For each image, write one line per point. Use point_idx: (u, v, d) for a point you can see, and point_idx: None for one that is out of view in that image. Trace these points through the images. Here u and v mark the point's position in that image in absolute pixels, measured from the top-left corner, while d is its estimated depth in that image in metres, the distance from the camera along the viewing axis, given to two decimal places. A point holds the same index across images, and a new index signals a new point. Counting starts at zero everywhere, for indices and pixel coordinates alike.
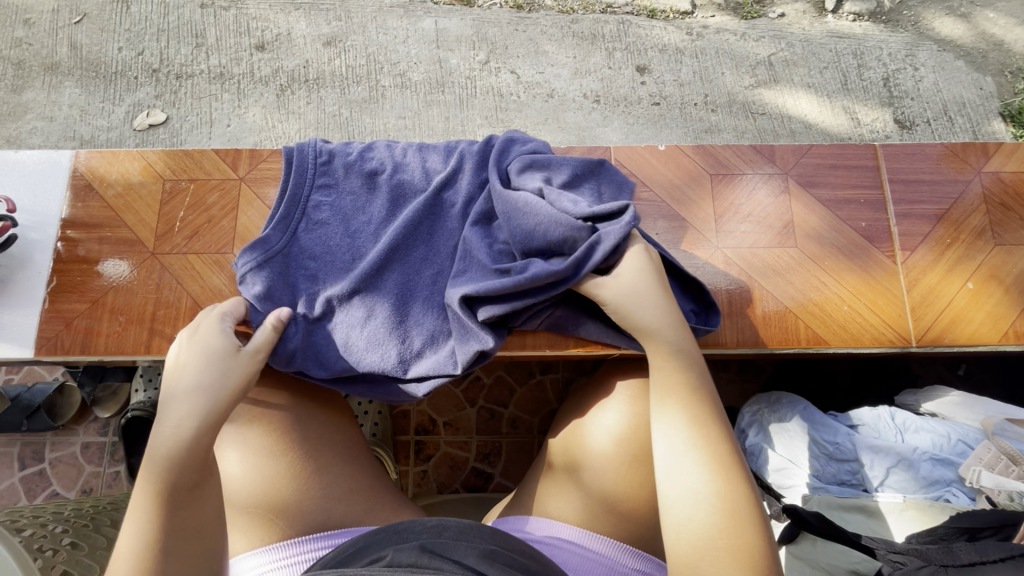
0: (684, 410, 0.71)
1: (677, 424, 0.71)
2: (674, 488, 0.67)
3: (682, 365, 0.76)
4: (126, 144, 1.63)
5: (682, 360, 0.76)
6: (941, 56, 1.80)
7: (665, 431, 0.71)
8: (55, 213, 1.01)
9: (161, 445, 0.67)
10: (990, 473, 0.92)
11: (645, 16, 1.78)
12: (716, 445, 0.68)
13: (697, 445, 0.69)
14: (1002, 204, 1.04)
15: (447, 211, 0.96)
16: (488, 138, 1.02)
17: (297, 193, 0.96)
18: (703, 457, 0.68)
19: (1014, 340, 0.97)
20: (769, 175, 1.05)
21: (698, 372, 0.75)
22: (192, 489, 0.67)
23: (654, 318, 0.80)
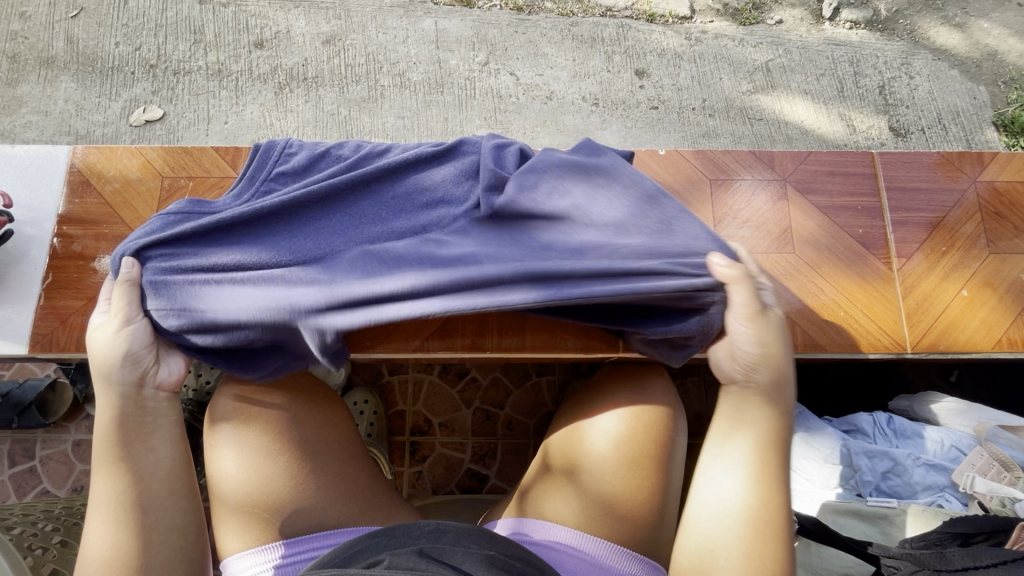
0: (751, 463, 0.75)
1: (740, 470, 0.74)
2: (705, 515, 0.73)
3: (768, 424, 0.77)
4: (122, 139, 1.62)
5: (770, 419, 0.77)
6: (936, 65, 1.82)
7: (727, 467, 0.75)
8: (52, 209, 1.00)
9: (99, 431, 0.77)
10: (984, 479, 0.93)
11: (645, 20, 1.79)
12: (765, 507, 0.72)
13: (748, 497, 0.73)
14: (996, 213, 1.05)
15: (390, 193, 0.92)
16: (461, 141, 0.97)
17: (255, 174, 0.96)
18: (744, 509, 0.72)
19: (1008, 347, 0.98)
20: (768, 181, 1.06)
21: (777, 440, 0.76)
22: (139, 470, 0.76)
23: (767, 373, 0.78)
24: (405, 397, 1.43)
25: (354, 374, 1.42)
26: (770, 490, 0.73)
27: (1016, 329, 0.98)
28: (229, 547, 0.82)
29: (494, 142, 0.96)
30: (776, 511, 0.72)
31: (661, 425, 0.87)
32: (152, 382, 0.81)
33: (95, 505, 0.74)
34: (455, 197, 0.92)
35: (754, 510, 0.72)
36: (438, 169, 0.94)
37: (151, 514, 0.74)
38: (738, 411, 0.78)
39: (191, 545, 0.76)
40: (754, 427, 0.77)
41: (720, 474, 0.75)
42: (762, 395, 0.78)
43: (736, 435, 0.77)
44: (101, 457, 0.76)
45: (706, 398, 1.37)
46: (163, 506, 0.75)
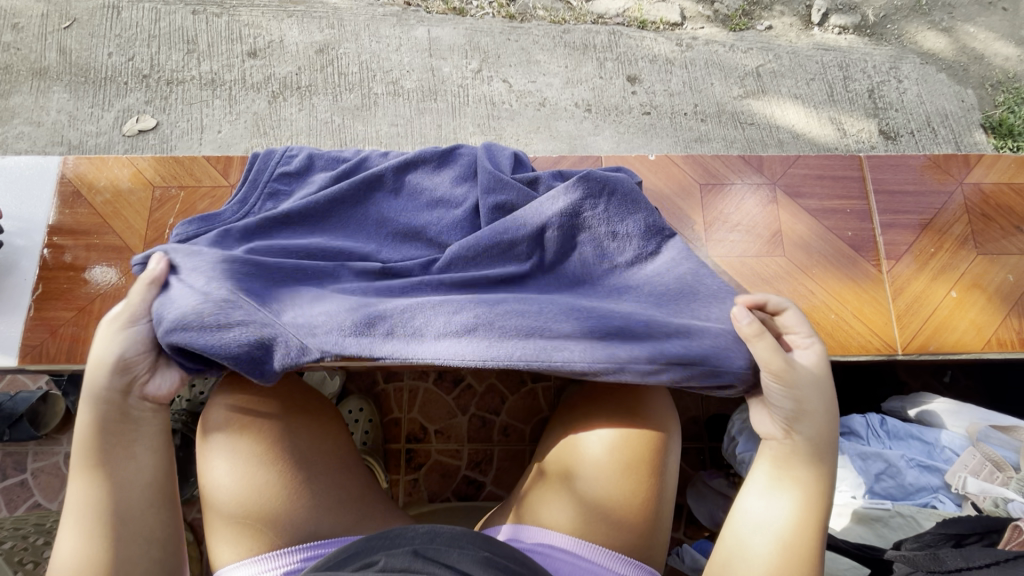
0: (793, 500, 0.74)
1: (781, 507, 0.74)
2: (741, 534, 0.74)
3: (817, 467, 0.75)
4: (115, 149, 1.62)
5: (815, 460, 0.75)
6: (924, 69, 1.84)
7: (767, 499, 0.75)
8: (43, 219, 1.00)
9: (78, 435, 0.74)
10: (976, 479, 0.93)
11: (636, 27, 1.81)
12: (798, 545, 0.72)
13: (785, 533, 0.72)
14: (983, 215, 1.06)
15: (394, 199, 0.98)
16: (458, 146, 1.02)
17: (256, 178, 0.98)
18: (777, 545, 0.72)
19: (997, 347, 0.99)
20: (758, 185, 1.06)
21: (824, 483, 0.75)
22: (121, 485, 0.73)
23: (820, 414, 0.75)
24: (400, 404, 1.42)
25: (349, 382, 1.42)
26: (809, 531, 0.73)
27: (1004, 329, 0.99)
28: (221, 558, 0.81)
29: (489, 147, 1.01)
30: (808, 550, 0.72)
31: (655, 429, 0.87)
32: (140, 393, 0.77)
33: (70, 513, 0.71)
34: (454, 200, 0.98)
35: (789, 546, 0.72)
36: (437, 174, 1.00)
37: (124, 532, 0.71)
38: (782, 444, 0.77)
39: (166, 558, 0.73)
40: (798, 466, 0.75)
41: (757, 502, 0.75)
42: (807, 437, 0.75)
43: (779, 469, 0.76)
44: (83, 461, 0.73)
45: (701, 402, 1.37)
46: (140, 519, 0.73)
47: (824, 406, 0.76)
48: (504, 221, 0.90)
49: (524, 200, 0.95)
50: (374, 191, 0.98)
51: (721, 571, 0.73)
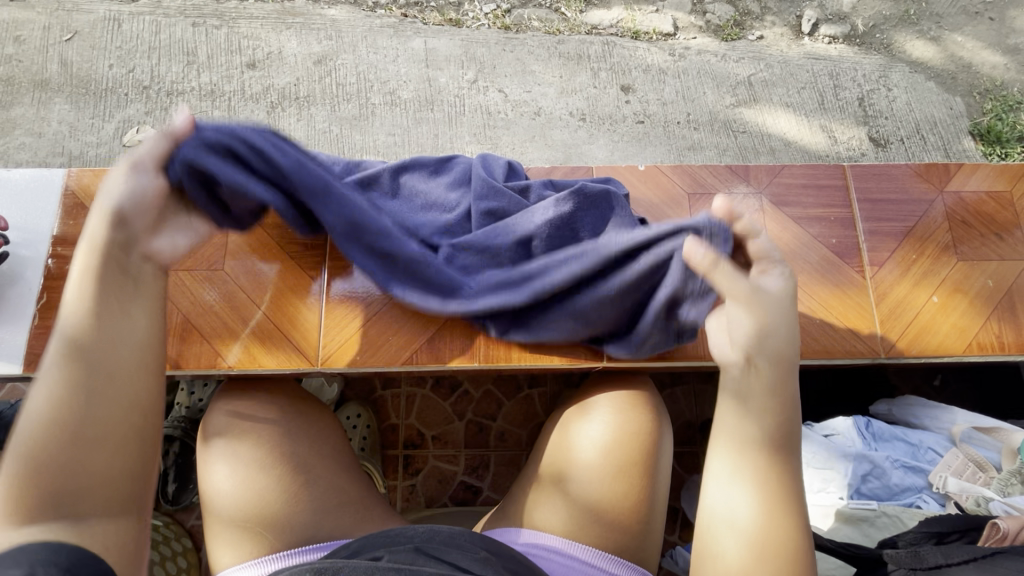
0: (759, 462, 0.69)
1: (748, 477, 0.69)
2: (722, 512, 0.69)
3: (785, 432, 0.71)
4: (116, 159, 1.64)
5: (781, 401, 0.71)
6: (912, 77, 1.88)
7: (730, 473, 0.70)
8: (47, 230, 1.02)
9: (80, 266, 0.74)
10: (957, 479, 0.96)
11: (630, 38, 1.85)
12: (775, 513, 0.67)
13: (761, 503, 0.67)
14: (965, 222, 1.08)
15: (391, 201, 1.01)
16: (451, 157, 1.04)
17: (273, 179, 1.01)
18: (755, 520, 0.67)
19: (978, 351, 1.01)
20: (745, 194, 1.09)
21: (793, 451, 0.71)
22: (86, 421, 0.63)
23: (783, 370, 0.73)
24: (397, 410, 1.44)
25: (347, 389, 1.43)
26: (784, 492, 0.68)
27: (985, 332, 1.02)
28: (221, 562, 0.82)
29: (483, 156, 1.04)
30: (784, 515, 0.67)
31: (648, 431, 0.89)
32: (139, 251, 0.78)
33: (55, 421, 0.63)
34: (448, 204, 1.00)
35: (770, 517, 0.67)
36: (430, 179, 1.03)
37: (80, 477, 0.61)
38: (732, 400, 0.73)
39: (142, 459, 0.66)
40: (756, 417, 0.71)
41: (722, 481, 0.70)
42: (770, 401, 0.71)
43: (735, 429, 0.71)
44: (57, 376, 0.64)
45: (695, 406, 1.39)
46: (132, 377, 0.68)
47: (783, 338, 0.73)
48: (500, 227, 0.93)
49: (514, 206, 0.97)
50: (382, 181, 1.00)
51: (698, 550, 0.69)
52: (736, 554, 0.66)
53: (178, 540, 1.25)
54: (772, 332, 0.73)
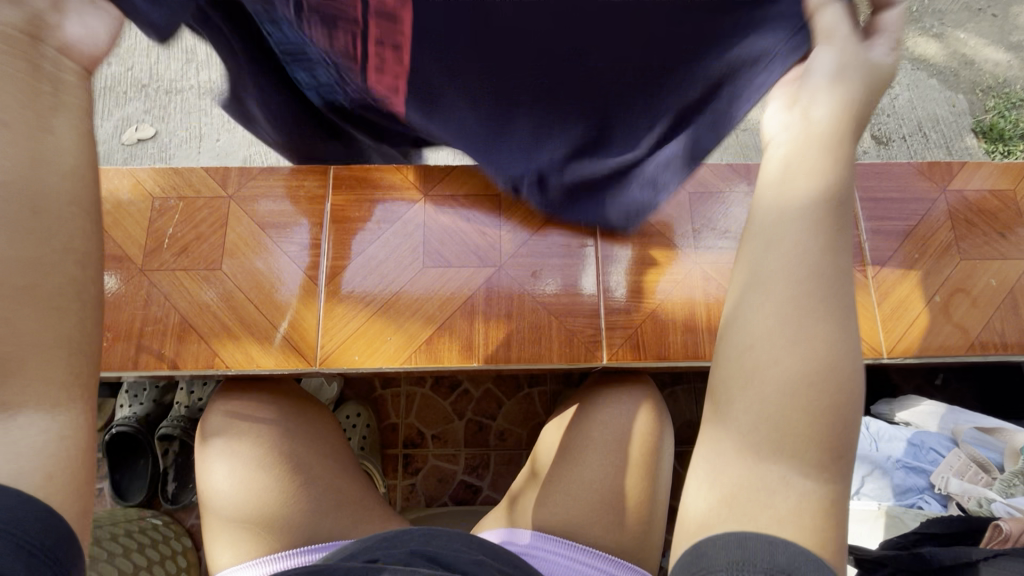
0: (777, 354, 0.51)
1: (759, 373, 0.51)
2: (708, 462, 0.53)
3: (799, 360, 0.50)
4: (115, 158, 1.64)
5: (812, 269, 0.52)
6: (915, 74, 1.87)
7: (737, 372, 0.52)
8: None
9: None
10: (959, 480, 0.95)
11: None
12: (794, 416, 0.50)
13: (775, 405, 0.50)
14: (968, 221, 1.08)
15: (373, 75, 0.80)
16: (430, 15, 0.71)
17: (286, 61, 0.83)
18: (765, 430, 0.50)
19: (981, 351, 1.01)
20: (746, 193, 1.08)
21: (804, 385, 0.50)
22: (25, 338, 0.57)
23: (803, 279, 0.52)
24: (397, 409, 1.44)
25: (347, 388, 1.44)
26: (815, 381, 0.50)
27: (988, 333, 1.01)
28: (221, 562, 0.82)
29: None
30: (811, 411, 0.49)
31: (649, 431, 0.89)
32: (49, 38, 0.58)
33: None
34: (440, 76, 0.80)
35: (787, 419, 0.50)
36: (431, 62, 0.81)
37: (4, 340, 0.49)
38: (738, 276, 0.56)
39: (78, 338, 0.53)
40: (769, 348, 0.51)
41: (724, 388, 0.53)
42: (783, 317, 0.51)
43: (741, 311, 0.54)
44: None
45: (696, 405, 1.39)
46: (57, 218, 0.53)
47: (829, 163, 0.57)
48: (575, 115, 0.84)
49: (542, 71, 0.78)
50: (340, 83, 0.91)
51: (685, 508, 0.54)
52: (734, 477, 0.51)
53: (178, 539, 1.25)
54: (796, 186, 0.56)
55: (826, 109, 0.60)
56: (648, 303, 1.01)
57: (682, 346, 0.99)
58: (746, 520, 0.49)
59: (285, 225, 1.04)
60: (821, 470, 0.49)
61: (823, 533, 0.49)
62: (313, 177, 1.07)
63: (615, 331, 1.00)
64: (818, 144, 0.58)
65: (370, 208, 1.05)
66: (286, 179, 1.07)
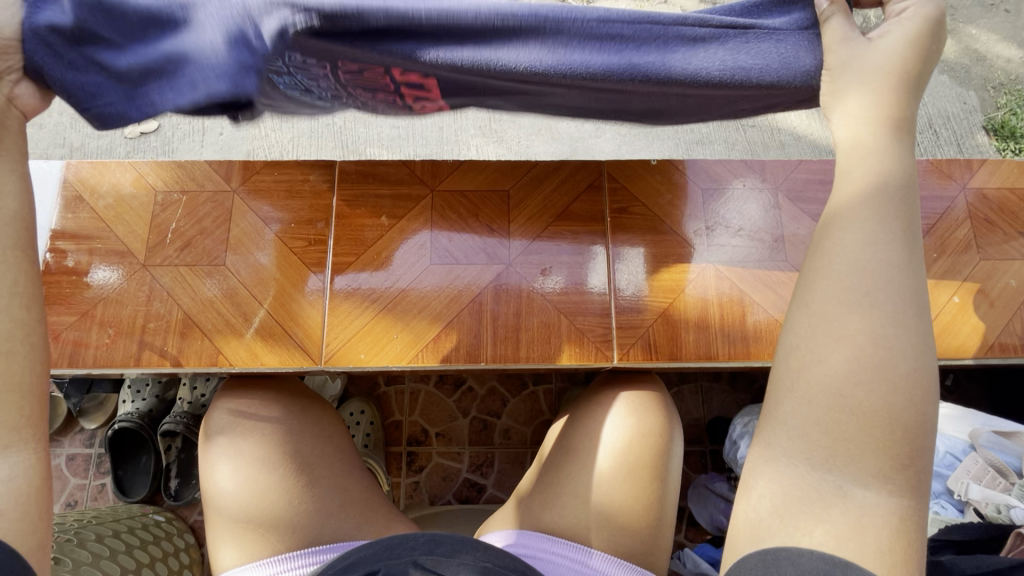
0: (826, 361, 0.53)
1: (806, 375, 0.54)
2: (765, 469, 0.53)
3: (852, 358, 0.52)
4: (117, 151, 1.62)
5: (860, 274, 0.55)
6: None
7: (786, 374, 0.55)
8: (45, 224, 1.00)
9: None
10: (979, 486, 0.93)
11: None
12: (850, 423, 0.51)
13: (822, 408, 0.52)
14: (986, 220, 1.06)
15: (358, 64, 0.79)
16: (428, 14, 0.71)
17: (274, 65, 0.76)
18: (818, 440, 0.51)
19: (999, 353, 0.99)
20: (760, 190, 1.06)
21: (857, 386, 0.52)
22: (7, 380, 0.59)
23: (852, 278, 0.55)
24: (402, 407, 1.43)
25: (351, 384, 1.42)
26: (865, 381, 0.52)
27: (1007, 334, 0.99)
28: (223, 563, 0.81)
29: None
30: (873, 419, 0.51)
31: (658, 433, 0.87)
32: None
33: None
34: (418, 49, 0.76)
35: (836, 422, 0.51)
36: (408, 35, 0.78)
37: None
38: (790, 286, 0.60)
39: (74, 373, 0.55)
40: (822, 348, 0.54)
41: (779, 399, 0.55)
42: (834, 317, 0.55)
43: (788, 314, 0.58)
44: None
45: (703, 405, 1.37)
46: None
47: (873, 174, 0.62)
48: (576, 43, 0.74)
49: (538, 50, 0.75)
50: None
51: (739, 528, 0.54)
52: (786, 486, 0.52)
53: (181, 535, 1.24)
54: (837, 199, 0.62)
55: (845, 127, 0.69)
56: (658, 302, 0.99)
57: (693, 346, 0.98)
58: (798, 533, 0.50)
59: (288, 220, 1.02)
60: (882, 477, 0.50)
61: (888, 547, 0.48)
62: (317, 171, 1.05)
63: (625, 330, 0.98)
64: (862, 155, 0.65)
65: (376, 204, 1.04)
66: (291, 174, 1.05)
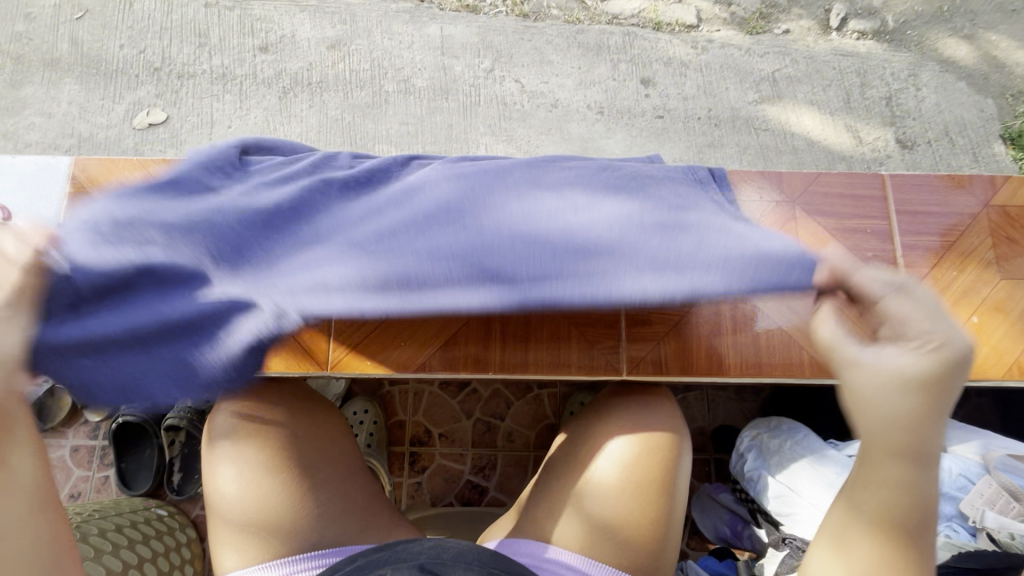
0: (906, 454, 0.63)
1: (862, 498, 0.64)
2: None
3: (900, 501, 0.62)
4: (125, 143, 1.61)
5: (906, 432, 0.63)
6: (943, 77, 1.81)
7: (851, 485, 0.66)
8: (53, 219, 1.00)
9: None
10: (994, 513, 0.92)
11: (651, 29, 1.78)
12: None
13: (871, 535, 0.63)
14: (1007, 237, 1.04)
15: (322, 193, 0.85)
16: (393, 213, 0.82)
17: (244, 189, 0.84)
18: (836, 545, 0.65)
19: (1018, 374, 0.97)
20: (776, 202, 1.04)
21: (912, 528, 0.62)
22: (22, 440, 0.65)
23: (923, 433, 0.62)
24: (405, 407, 1.42)
25: (354, 383, 1.41)
26: (914, 529, 0.62)
27: None
28: (225, 566, 0.80)
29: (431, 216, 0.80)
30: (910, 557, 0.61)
31: (666, 447, 0.86)
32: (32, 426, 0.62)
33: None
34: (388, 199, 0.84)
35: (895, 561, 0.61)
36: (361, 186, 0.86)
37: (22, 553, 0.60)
38: (885, 410, 0.64)
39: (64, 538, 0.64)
40: (887, 486, 0.63)
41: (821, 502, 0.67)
42: (901, 468, 0.63)
43: (875, 442, 0.64)
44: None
45: (708, 414, 1.36)
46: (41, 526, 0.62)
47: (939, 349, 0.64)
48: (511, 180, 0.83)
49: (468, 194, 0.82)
50: (224, 164, 0.86)
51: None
52: None
53: (183, 530, 1.25)
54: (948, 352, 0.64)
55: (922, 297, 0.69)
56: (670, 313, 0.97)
57: (706, 360, 0.97)
58: None
59: None
60: None
61: None
62: None
63: (636, 341, 0.97)
64: (935, 320, 0.67)
65: None
66: None
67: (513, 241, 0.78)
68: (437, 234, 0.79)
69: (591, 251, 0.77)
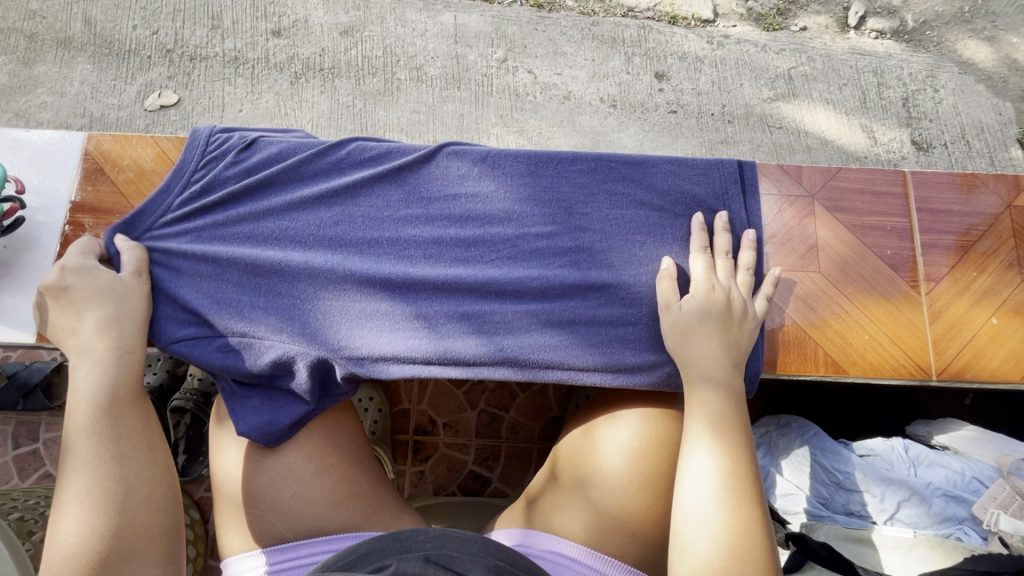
0: (705, 359, 0.84)
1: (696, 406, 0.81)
2: (694, 473, 0.76)
3: (713, 392, 0.82)
4: (137, 124, 1.61)
5: (712, 348, 0.84)
6: (961, 78, 1.78)
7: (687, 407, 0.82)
8: (66, 196, 0.99)
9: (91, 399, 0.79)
10: (1009, 517, 0.93)
11: (667, 22, 1.76)
12: (739, 449, 0.78)
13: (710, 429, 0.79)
14: None
15: (372, 247, 0.92)
16: (446, 281, 0.91)
17: (298, 238, 0.92)
18: (723, 498, 0.73)
19: None
20: (795, 197, 1.03)
21: (731, 411, 0.81)
22: (116, 451, 0.76)
23: (710, 348, 0.85)
24: (410, 395, 1.42)
25: None
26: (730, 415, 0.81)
27: None
28: (232, 546, 0.81)
29: (483, 290, 0.91)
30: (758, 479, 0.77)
31: (675, 441, 0.86)
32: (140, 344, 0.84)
33: (64, 502, 0.73)
34: (435, 254, 0.93)
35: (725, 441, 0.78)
36: (411, 233, 0.94)
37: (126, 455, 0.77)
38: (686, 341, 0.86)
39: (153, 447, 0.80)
40: (703, 386, 0.82)
41: (699, 350, 0.85)
42: (706, 372, 0.83)
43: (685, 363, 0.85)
44: (81, 451, 0.76)
45: None
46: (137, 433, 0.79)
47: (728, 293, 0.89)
48: (550, 242, 0.93)
49: (506, 264, 0.92)
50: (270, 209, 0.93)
51: (686, 510, 0.74)
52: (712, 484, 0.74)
53: (186, 510, 1.25)
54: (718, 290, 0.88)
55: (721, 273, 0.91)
56: None
57: None
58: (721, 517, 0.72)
59: None
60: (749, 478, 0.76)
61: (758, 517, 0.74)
62: None
63: None
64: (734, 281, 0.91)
65: None
66: None
67: (526, 305, 0.90)
68: (482, 308, 0.90)
69: (595, 325, 0.89)
